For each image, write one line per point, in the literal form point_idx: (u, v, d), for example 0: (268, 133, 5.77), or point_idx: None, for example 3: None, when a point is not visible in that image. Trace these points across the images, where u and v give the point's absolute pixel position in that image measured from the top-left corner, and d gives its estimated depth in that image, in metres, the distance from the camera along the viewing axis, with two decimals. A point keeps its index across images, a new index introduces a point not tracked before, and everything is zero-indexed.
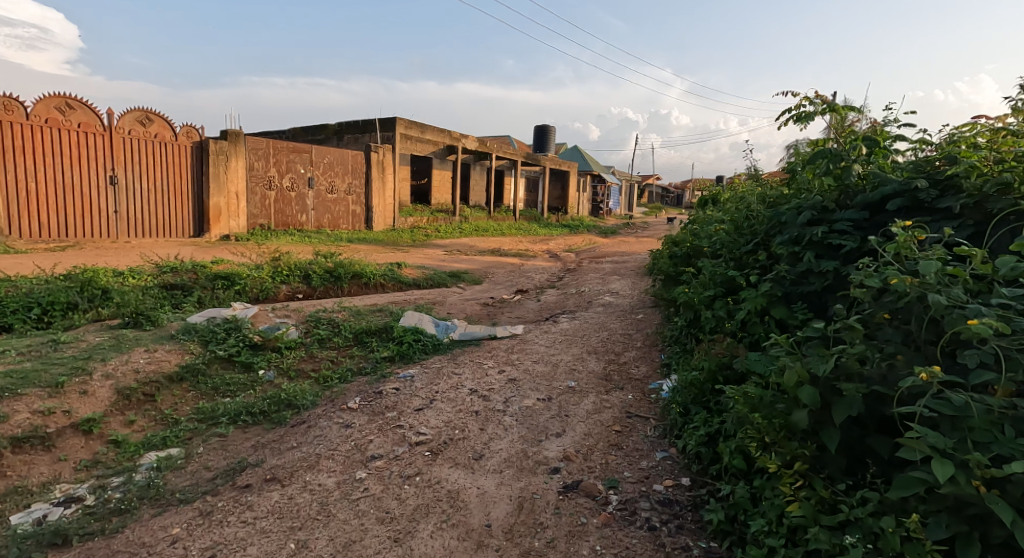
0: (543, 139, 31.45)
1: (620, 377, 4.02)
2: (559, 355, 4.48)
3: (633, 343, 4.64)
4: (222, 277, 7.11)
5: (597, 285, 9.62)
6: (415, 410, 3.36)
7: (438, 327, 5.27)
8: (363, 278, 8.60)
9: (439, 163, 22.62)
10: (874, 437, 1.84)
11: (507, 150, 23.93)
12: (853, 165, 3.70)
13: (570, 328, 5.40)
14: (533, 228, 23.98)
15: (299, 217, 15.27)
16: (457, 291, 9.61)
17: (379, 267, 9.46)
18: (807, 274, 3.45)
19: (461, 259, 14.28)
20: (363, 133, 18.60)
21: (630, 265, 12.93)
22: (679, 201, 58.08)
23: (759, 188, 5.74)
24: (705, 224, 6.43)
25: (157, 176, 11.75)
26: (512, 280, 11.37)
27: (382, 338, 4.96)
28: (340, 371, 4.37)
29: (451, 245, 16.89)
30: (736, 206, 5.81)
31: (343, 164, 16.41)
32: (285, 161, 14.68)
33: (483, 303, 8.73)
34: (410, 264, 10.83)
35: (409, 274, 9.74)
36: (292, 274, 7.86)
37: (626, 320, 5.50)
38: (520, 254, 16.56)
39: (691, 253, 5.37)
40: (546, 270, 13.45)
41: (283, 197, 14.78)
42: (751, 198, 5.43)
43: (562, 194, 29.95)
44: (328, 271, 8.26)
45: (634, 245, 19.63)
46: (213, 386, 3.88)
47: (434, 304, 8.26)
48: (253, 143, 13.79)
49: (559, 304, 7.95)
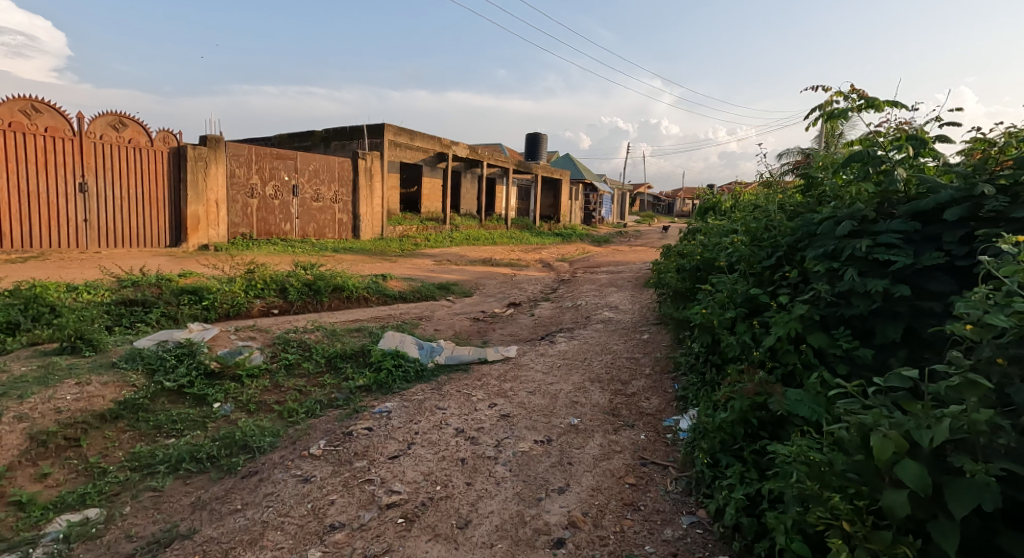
0: (535, 147, 31.08)
1: (629, 411, 3.52)
2: (557, 384, 3.96)
3: (641, 369, 4.14)
4: (188, 292, 6.53)
5: (594, 298, 9.12)
6: (389, 459, 2.83)
7: (422, 350, 4.73)
8: (344, 292, 8.05)
9: (430, 170, 22.13)
10: (1008, 538, 1.45)
11: (499, 158, 23.50)
12: (895, 168, 3.26)
13: (568, 350, 4.89)
14: (526, 237, 23.50)
15: (283, 226, 14.70)
16: (445, 304, 9.06)
17: (363, 279, 8.91)
18: (849, 294, 2.99)
19: (451, 270, 13.76)
20: (351, 140, 18.09)
21: (627, 275, 12.44)
22: (670, 210, 57.98)
23: (774, 197, 5.28)
24: (712, 235, 5.95)
25: (131, 183, 11.14)
26: (503, 293, 10.84)
27: (358, 363, 4.42)
28: (308, 403, 3.83)
29: (441, 255, 16.37)
30: (747, 217, 5.34)
31: (330, 171, 15.88)
32: (268, 168, 14.12)
33: (473, 318, 8.20)
34: (397, 276, 10.30)
35: (395, 286, 9.20)
36: (268, 288, 7.30)
37: (630, 340, 5.00)
38: (512, 264, 16.08)
39: (701, 266, 4.89)
40: (540, 282, 12.97)
41: (266, 205, 14.21)
42: (765, 208, 4.97)
43: (554, 203, 29.53)
44: (307, 284, 7.70)
45: (629, 253, 19.23)
46: (155, 424, 3.32)
47: (420, 321, 7.72)
48: (234, 149, 13.22)
49: (554, 319, 7.43)
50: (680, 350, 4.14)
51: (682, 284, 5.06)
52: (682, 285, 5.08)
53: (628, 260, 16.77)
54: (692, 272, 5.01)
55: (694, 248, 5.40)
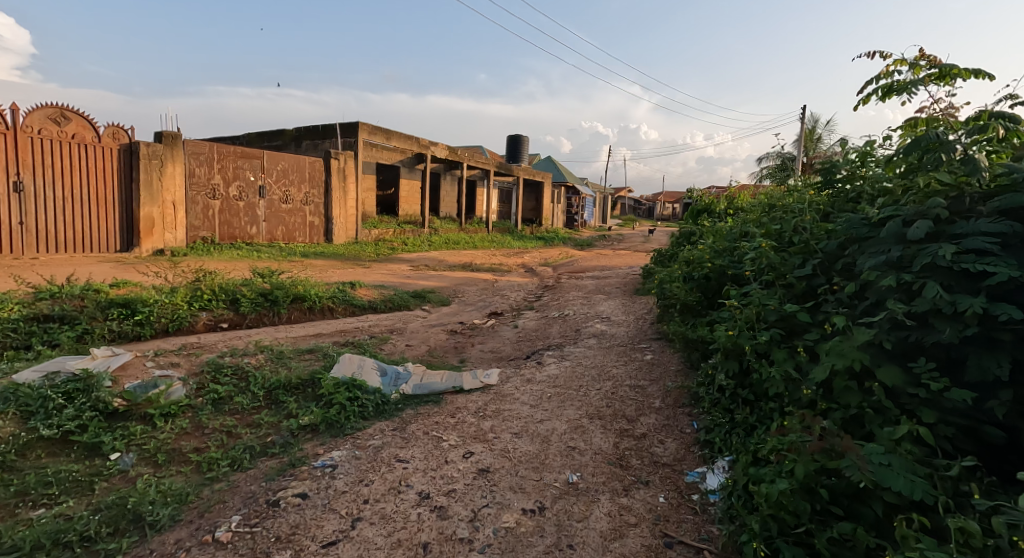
0: (517, 149, 30.40)
1: (639, 461, 2.82)
2: (549, 423, 3.24)
3: (648, 401, 3.44)
4: (119, 304, 5.66)
5: (582, 307, 8.40)
6: (324, 547, 2.09)
7: (384, 377, 3.96)
8: (305, 302, 7.22)
9: (407, 172, 21.33)
10: None
11: (480, 159, 22.77)
12: (975, 154, 2.60)
13: (559, 373, 4.17)
14: (507, 240, 22.79)
15: (248, 230, 13.78)
16: (420, 316, 8.27)
17: (329, 288, 8.08)
18: (929, 316, 2.32)
19: (429, 276, 12.97)
20: (323, 139, 17.16)
21: (614, 282, 11.76)
22: (651, 213, 57.83)
23: (794, 195, 4.62)
24: (718, 239, 5.27)
25: (76, 182, 10.15)
26: (484, 301, 10.09)
27: (304, 395, 3.63)
28: (235, 451, 3.04)
29: (419, 260, 15.56)
30: (762, 218, 4.68)
31: (300, 171, 14.99)
32: (232, 168, 13.19)
33: (450, 331, 7.43)
34: (368, 283, 9.49)
35: (364, 295, 8.38)
36: (216, 299, 6.44)
37: (631, 362, 4.31)
38: (493, 269, 15.33)
39: (715, 275, 4.20)
40: (522, 288, 12.24)
41: (230, 207, 13.26)
42: (785, 207, 4.31)
43: (536, 205, 28.87)
44: (261, 294, 6.86)
45: (613, 258, 18.60)
46: (20, 490, 2.53)
47: (391, 335, 6.94)
48: (193, 147, 12.28)
49: (540, 333, 6.71)
50: (697, 376, 3.46)
51: (691, 296, 4.37)
52: (690, 296, 4.38)
53: (615, 265, 16.14)
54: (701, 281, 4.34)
55: (702, 253, 4.72)
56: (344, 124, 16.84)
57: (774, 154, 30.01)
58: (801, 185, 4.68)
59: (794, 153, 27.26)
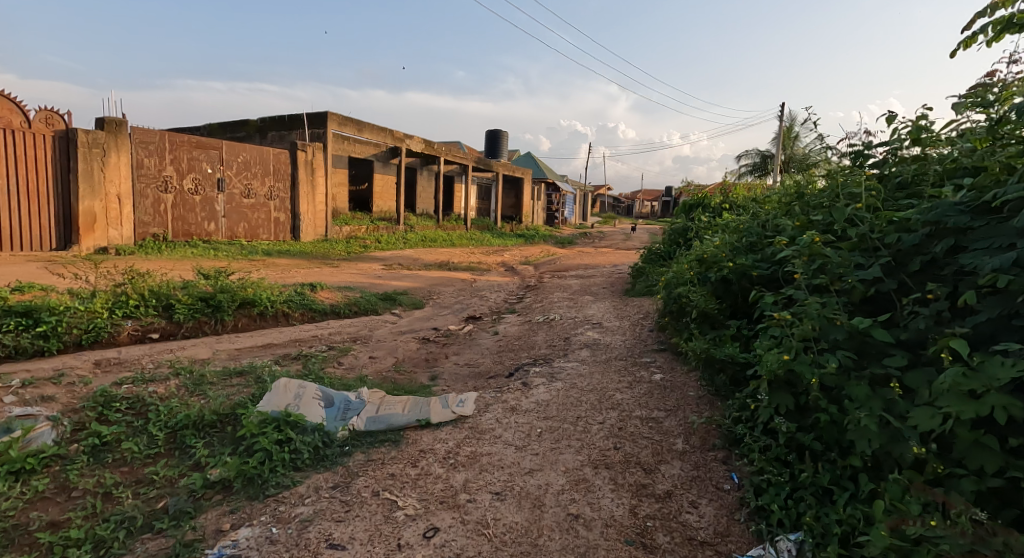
0: (496, 144, 29.59)
1: (667, 538, 2.08)
2: (542, 476, 2.48)
3: (668, 443, 2.69)
4: (19, 314, 4.72)
5: (568, 310, 7.66)
6: None
7: (329, 409, 3.13)
8: (255, 307, 6.33)
9: (381, 166, 20.38)
10: None
11: (458, 154, 21.87)
12: None
13: (551, 399, 3.40)
14: (486, 238, 21.98)
15: (206, 226, 12.75)
16: (388, 322, 7.41)
17: (284, 291, 7.16)
18: None
19: (402, 276, 12.10)
20: (290, 130, 16.11)
21: (600, 281, 11.02)
22: (630, 211, 57.55)
23: (823, 183, 3.94)
24: (732, 235, 4.56)
25: (3, 171, 9.04)
26: (460, 304, 9.28)
27: (220, 436, 2.76)
28: (105, 526, 2.19)
29: (392, 258, 14.69)
30: (788, 211, 3.98)
31: (263, 164, 13.96)
32: (186, 158, 12.14)
33: (421, 340, 6.58)
34: (332, 284, 8.60)
35: (325, 298, 7.49)
36: (145, 305, 5.52)
37: (637, 384, 3.56)
38: (472, 268, 14.51)
39: (738, 277, 3.48)
40: (502, 288, 11.43)
41: (185, 201, 12.22)
42: (821, 196, 3.61)
43: (516, 202, 28.10)
44: (201, 299, 5.94)
45: (596, 256, 17.93)
46: None
47: (352, 345, 6.07)
48: (142, 135, 11.20)
49: (523, 341, 5.94)
50: (730, 408, 2.72)
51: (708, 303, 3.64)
52: (707, 303, 3.64)
53: (599, 264, 15.44)
54: (721, 284, 3.62)
55: (716, 249, 4.01)
56: (312, 115, 15.80)
57: (752, 152, 29.81)
58: (832, 169, 3.99)
59: (776, 151, 26.91)
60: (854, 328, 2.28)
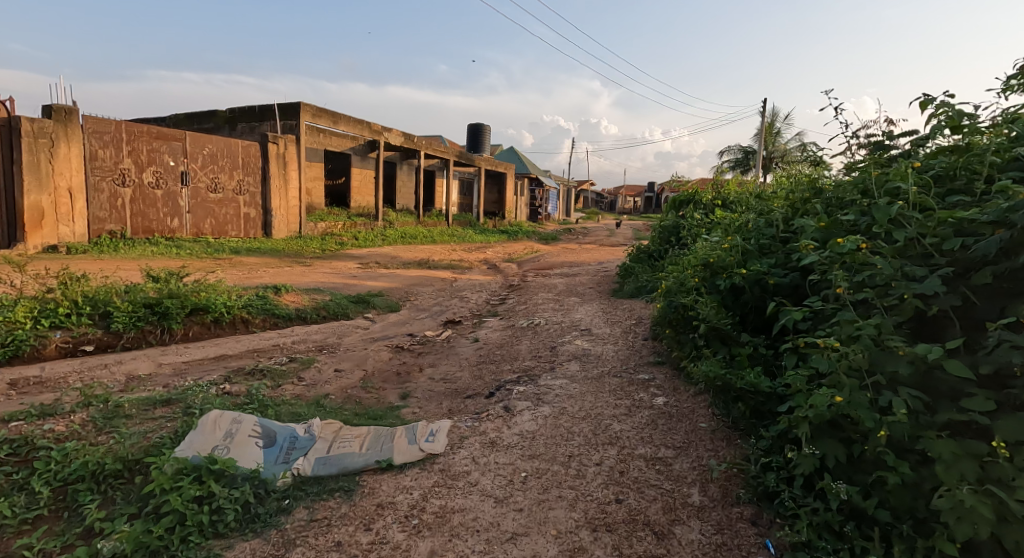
0: (478, 138, 29.01)
1: None
2: (528, 544, 2.00)
3: (681, 494, 2.20)
4: None
5: (553, 314, 7.18)
6: None
7: (271, 448, 2.58)
8: (209, 314, 5.74)
9: (359, 160, 19.69)
10: None
11: (439, 147, 21.21)
12: None
13: (536, 432, 2.89)
14: (468, 234, 21.43)
15: (168, 222, 12.04)
16: (359, 329, 6.84)
17: (244, 295, 6.56)
18: None
19: (379, 275, 11.52)
20: (261, 122, 15.35)
21: (586, 281, 10.56)
22: (613, 207, 57.32)
23: (843, 177, 3.51)
24: (736, 235, 4.12)
25: None
26: (439, 306, 8.76)
27: (125, 490, 2.22)
28: None
29: (369, 256, 14.08)
30: (803, 208, 3.54)
31: (230, 157, 13.25)
32: (145, 150, 11.40)
33: (393, 349, 6.03)
34: (299, 286, 8.01)
35: (290, 302, 6.90)
36: (78, 314, 4.91)
37: (637, 409, 3.08)
38: (452, 266, 13.96)
39: (750, 285, 3.12)
40: (484, 289, 10.91)
41: (144, 196, 11.50)
42: (845, 191, 3.18)
43: (498, 198, 27.56)
44: (145, 305, 5.34)
45: (581, 253, 17.47)
46: None
47: (317, 355, 5.51)
48: (95, 124, 10.46)
49: (505, 350, 5.44)
50: (756, 448, 2.26)
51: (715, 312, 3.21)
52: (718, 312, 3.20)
53: (583, 261, 14.96)
54: (731, 292, 3.27)
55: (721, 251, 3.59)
56: (284, 105, 15.07)
57: (734, 148, 29.71)
58: (851, 163, 3.57)
59: (758, 147, 26.77)
60: (920, 358, 1.82)
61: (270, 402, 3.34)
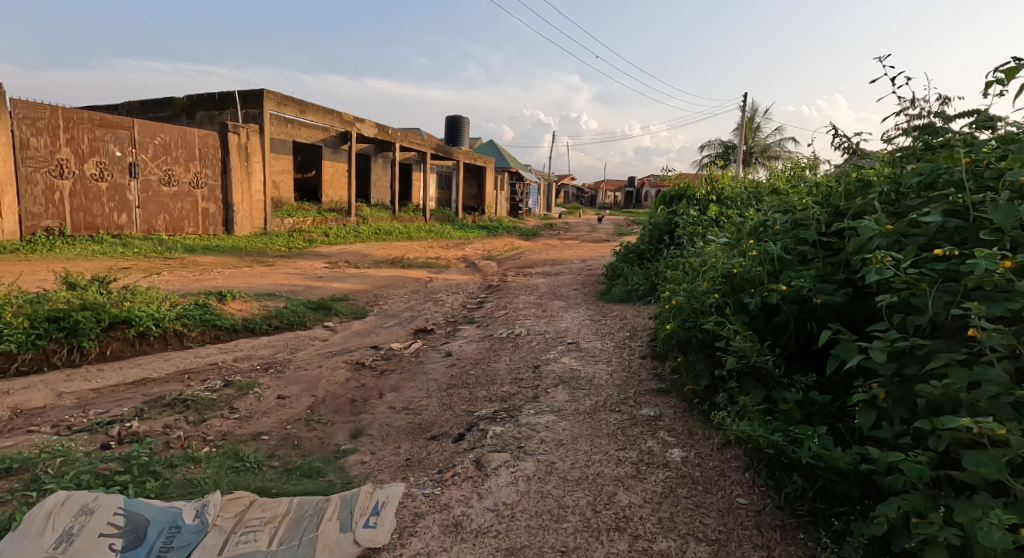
0: (456, 131, 28.13)
1: None
2: None
3: None
4: None
5: (535, 321, 6.48)
6: None
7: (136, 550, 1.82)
8: (130, 328, 4.94)
9: (330, 153, 18.75)
10: None
11: (415, 139, 20.29)
12: None
13: (517, 506, 2.17)
14: (446, 229, 20.63)
15: (115, 218, 11.14)
16: (316, 341, 6.04)
17: (180, 304, 5.75)
18: None
19: (347, 275, 10.70)
20: (220, 111, 14.32)
21: (569, 281, 9.88)
22: (594, 202, 56.87)
23: (889, 168, 2.87)
24: (750, 239, 3.43)
25: None
26: (410, 311, 8.00)
27: None
28: None
29: (339, 254, 13.23)
30: (844, 209, 2.88)
31: (185, 147, 12.31)
32: (86, 139, 10.53)
33: (353, 366, 5.26)
34: (251, 292, 7.22)
35: (236, 311, 6.08)
36: None
37: (646, 467, 2.37)
38: (427, 264, 13.18)
39: (790, 304, 2.46)
40: (461, 290, 10.13)
41: (86, 189, 10.60)
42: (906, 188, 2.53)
43: (478, 193, 26.75)
44: (49, 320, 4.59)
45: (562, 249, 16.76)
46: None
47: (260, 377, 4.72)
48: (26, 109, 9.54)
49: (480, 368, 4.72)
50: None
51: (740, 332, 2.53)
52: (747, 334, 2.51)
53: (566, 259, 14.22)
54: (762, 311, 2.60)
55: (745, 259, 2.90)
56: (246, 93, 14.07)
57: (715, 143, 29.33)
58: (899, 152, 2.92)
59: (739, 142, 26.35)
60: None
61: (167, 460, 2.54)
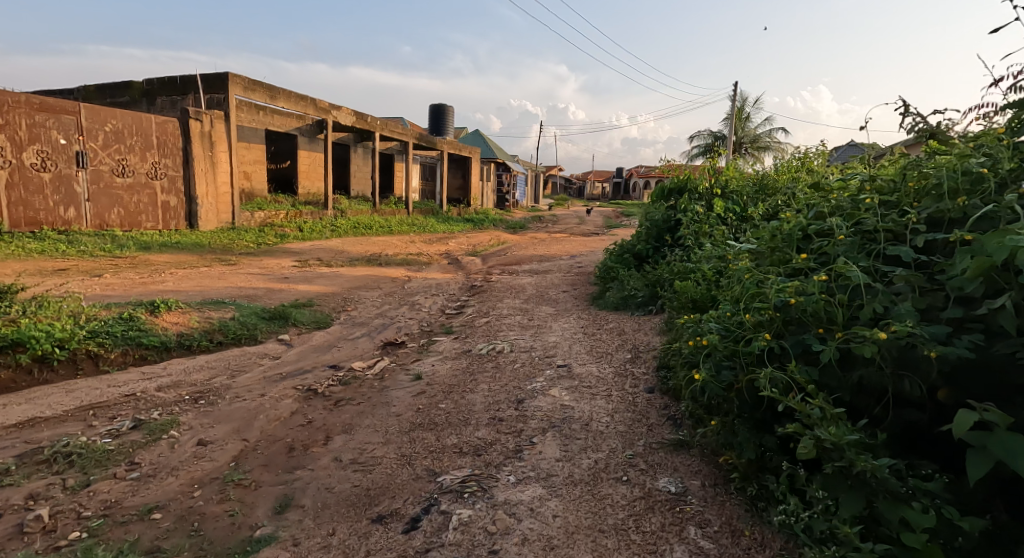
0: (440, 120, 27.14)
1: None
2: None
3: None
4: None
5: (519, 333, 5.66)
6: None
7: None
8: (23, 350, 4.17)
9: (306, 142, 17.73)
10: None
11: (395, 128, 19.27)
12: None
13: None
14: (430, 223, 19.73)
15: (61, 212, 10.18)
16: (264, 359, 5.18)
17: (99, 319, 4.89)
18: None
19: (316, 275, 9.81)
20: (182, 96, 13.29)
21: (558, 281, 9.09)
22: (582, 193, 56.06)
23: (1000, 154, 2.06)
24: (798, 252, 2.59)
25: None
26: (382, 318, 7.15)
27: None
28: None
29: (311, 251, 12.33)
30: (935, 213, 2.09)
31: (141, 134, 11.34)
32: (24, 125, 9.62)
33: (302, 395, 4.39)
34: (195, 299, 6.38)
35: (168, 325, 5.20)
36: None
37: None
38: (405, 262, 12.30)
39: (883, 356, 1.67)
40: (441, 291, 9.26)
41: (26, 180, 9.66)
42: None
43: (463, 184, 25.83)
44: None
45: (551, 244, 15.91)
46: None
47: (182, 413, 3.89)
48: None
49: (452, 400, 3.90)
50: None
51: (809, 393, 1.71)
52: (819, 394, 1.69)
53: (554, 254, 13.37)
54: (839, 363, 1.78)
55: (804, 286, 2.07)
56: (209, 76, 13.03)
57: (704, 134, 28.58)
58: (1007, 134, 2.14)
59: (729, 132, 25.61)
60: None
61: None
